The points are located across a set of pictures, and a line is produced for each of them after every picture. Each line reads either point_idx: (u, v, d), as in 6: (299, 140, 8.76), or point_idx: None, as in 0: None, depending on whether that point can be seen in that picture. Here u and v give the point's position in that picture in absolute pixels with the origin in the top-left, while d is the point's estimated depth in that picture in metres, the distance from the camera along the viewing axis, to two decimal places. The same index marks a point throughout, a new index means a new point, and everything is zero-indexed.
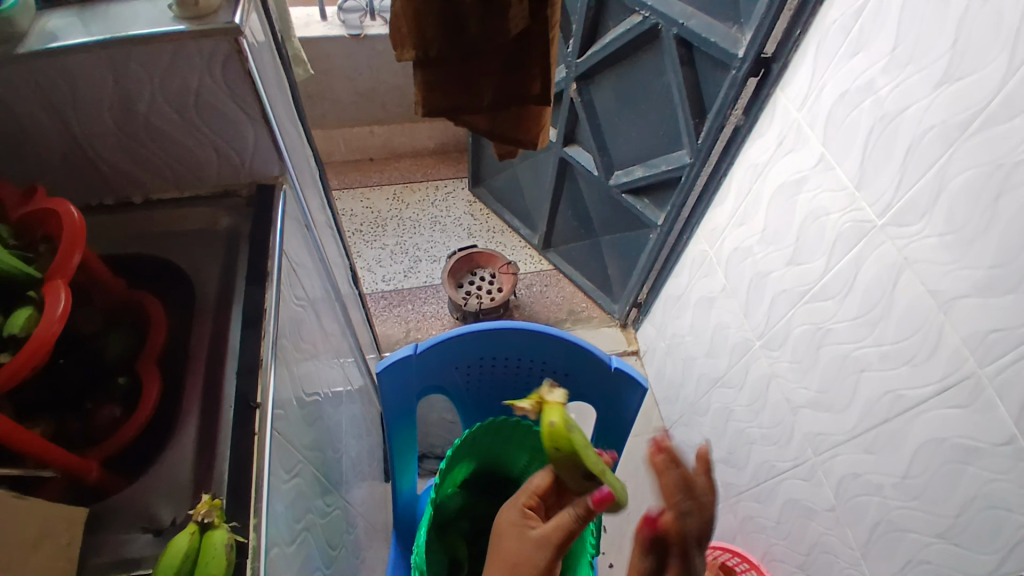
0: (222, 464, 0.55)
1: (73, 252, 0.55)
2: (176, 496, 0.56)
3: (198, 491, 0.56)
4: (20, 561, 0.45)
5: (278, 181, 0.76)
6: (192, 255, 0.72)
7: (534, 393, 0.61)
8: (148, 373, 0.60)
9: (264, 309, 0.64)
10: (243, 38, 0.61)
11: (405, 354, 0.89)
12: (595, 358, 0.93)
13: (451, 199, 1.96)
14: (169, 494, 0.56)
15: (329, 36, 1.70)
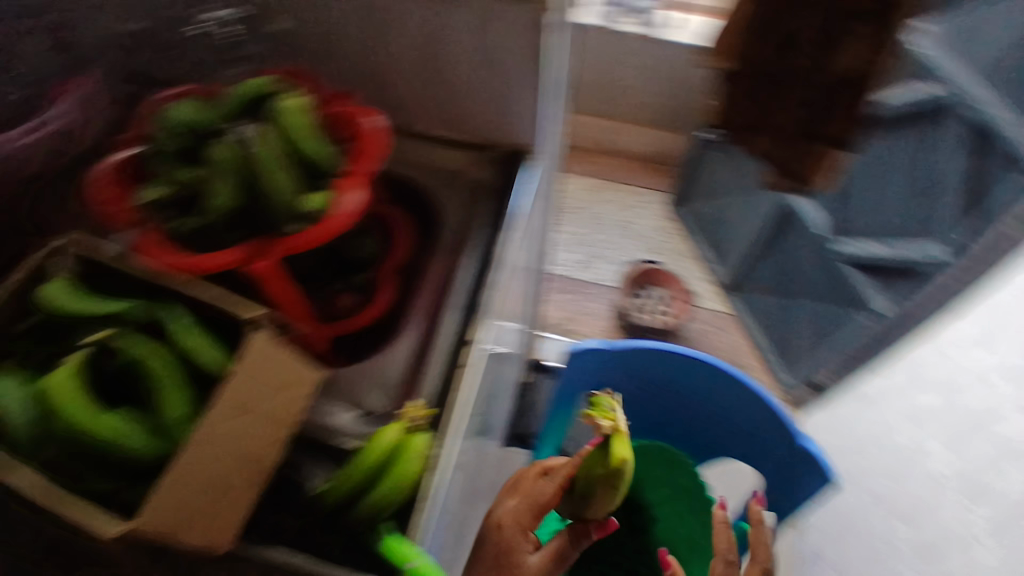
0: (430, 377, 0.65)
1: (370, 161, 0.58)
2: (384, 389, 0.66)
3: (404, 392, 0.65)
4: (264, 400, 0.50)
5: (527, 149, 0.80)
6: (438, 192, 0.78)
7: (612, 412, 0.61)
8: (384, 282, 0.70)
9: (496, 256, 0.72)
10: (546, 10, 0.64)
11: (602, 347, 0.91)
12: (777, 419, 0.91)
13: (646, 207, 1.81)
14: (379, 386, 0.66)
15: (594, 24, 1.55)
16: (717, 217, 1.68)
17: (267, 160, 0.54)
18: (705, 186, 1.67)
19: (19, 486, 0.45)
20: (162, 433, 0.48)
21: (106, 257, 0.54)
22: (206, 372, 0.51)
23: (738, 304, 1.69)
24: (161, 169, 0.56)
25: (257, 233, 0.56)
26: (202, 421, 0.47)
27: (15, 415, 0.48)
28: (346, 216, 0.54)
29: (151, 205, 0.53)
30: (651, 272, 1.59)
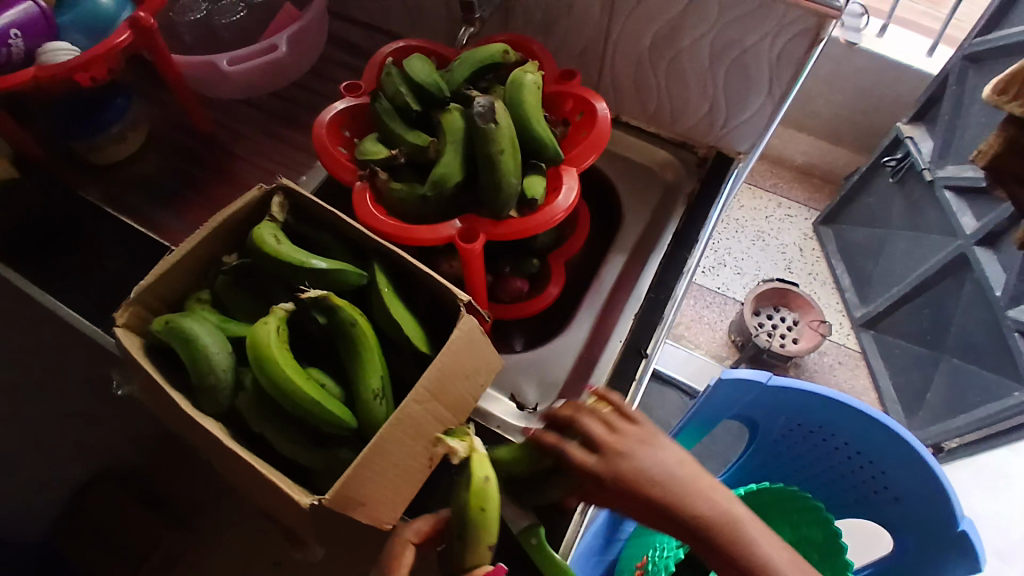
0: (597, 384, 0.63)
1: (591, 153, 0.58)
2: (544, 386, 0.64)
3: (565, 394, 0.64)
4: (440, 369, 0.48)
5: (738, 157, 0.75)
6: (632, 188, 0.75)
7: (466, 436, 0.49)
8: (556, 272, 0.70)
9: (683, 271, 0.68)
10: (833, 18, 0.57)
11: (756, 378, 0.72)
12: (947, 510, 0.70)
13: (789, 222, 1.63)
14: (540, 381, 0.65)
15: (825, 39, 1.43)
16: (874, 244, 1.47)
17: (500, 136, 0.52)
18: (865, 207, 1.48)
19: (215, 434, 0.44)
20: (358, 405, 0.48)
21: (320, 211, 0.55)
22: (411, 351, 0.51)
23: (869, 343, 1.45)
24: (389, 129, 0.58)
25: (468, 209, 0.56)
26: (404, 401, 0.46)
27: (213, 361, 0.47)
28: (559, 210, 0.54)
29: (375, 163, 0.56)
30: (788, 293, 1.44)
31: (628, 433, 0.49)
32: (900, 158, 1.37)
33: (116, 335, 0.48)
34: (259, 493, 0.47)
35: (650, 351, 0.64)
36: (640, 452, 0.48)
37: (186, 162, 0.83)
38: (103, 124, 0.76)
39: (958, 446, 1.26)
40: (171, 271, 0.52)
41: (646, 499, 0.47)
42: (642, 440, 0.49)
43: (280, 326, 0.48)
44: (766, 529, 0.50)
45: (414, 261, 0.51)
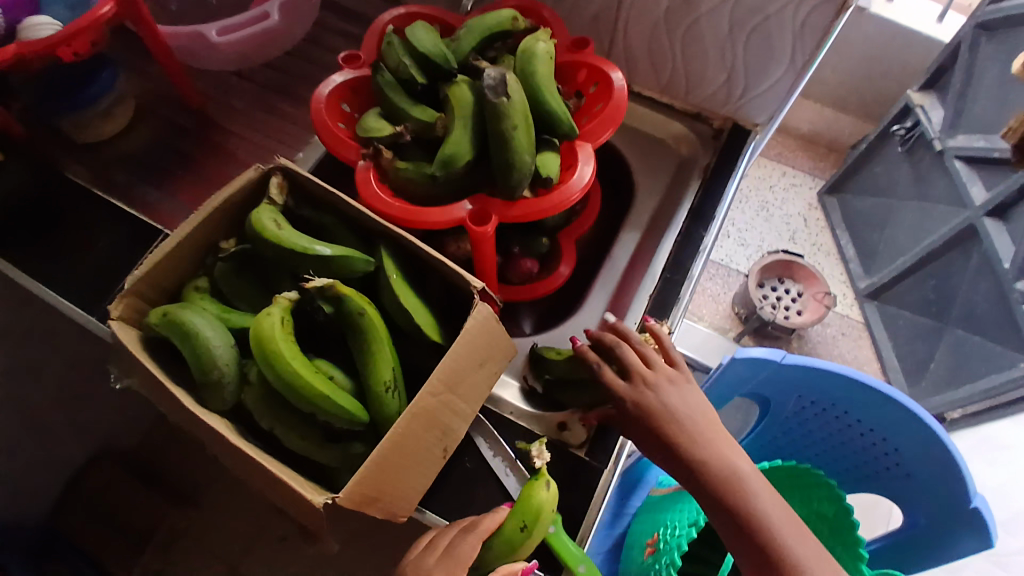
0: None
1: (607, 128, 0.55)
2: None
3: None
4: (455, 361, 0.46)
5: (755, 130, 0.72)
6: (644, 164, 0.72)
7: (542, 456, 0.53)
8: (566, 251, 0.67)
9: (699, 249, 0.66)
10: None
11: (771, 357, 0.70)
12: (960, 488, 0.69)
13: (793, 192, 1.60)
14: None
15: None
16: (880, 214, 1.44)
17: (513, 110, 0.49)
18: (872, 176, 1.45)
19: (222, 434, 0.43)
20: (370, 399, 0.46)
21: (322, 192, 0.52)
22: (423, 340, 0.48)
23: (872, 314, 1.44)
24: (393, 104, 0.54)
25: (479, 188, 0.53)
26: (417, 394, 0.44)
27: (215, 357, 0.44)
28: (576, 189, 0.51)
29: (380, 141, 0.53)
30: (794, 264, 1.41)
31: (662, 371, 0.54)
32: (910, 127, 1.32)
33: (113, 329, 0.46)
34: (267, 487, 0.46)
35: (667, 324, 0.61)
36: (667, 389, 0.53)
37: (177, 139, 0.80)
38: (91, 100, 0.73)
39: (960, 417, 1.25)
40: (166, 259, 0.49)
41: (658, 427, 0.52)
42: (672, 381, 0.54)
43: (284, 317, 0.46)
44: (761, 477, 0.54)
45: (423, 246, 0.48)
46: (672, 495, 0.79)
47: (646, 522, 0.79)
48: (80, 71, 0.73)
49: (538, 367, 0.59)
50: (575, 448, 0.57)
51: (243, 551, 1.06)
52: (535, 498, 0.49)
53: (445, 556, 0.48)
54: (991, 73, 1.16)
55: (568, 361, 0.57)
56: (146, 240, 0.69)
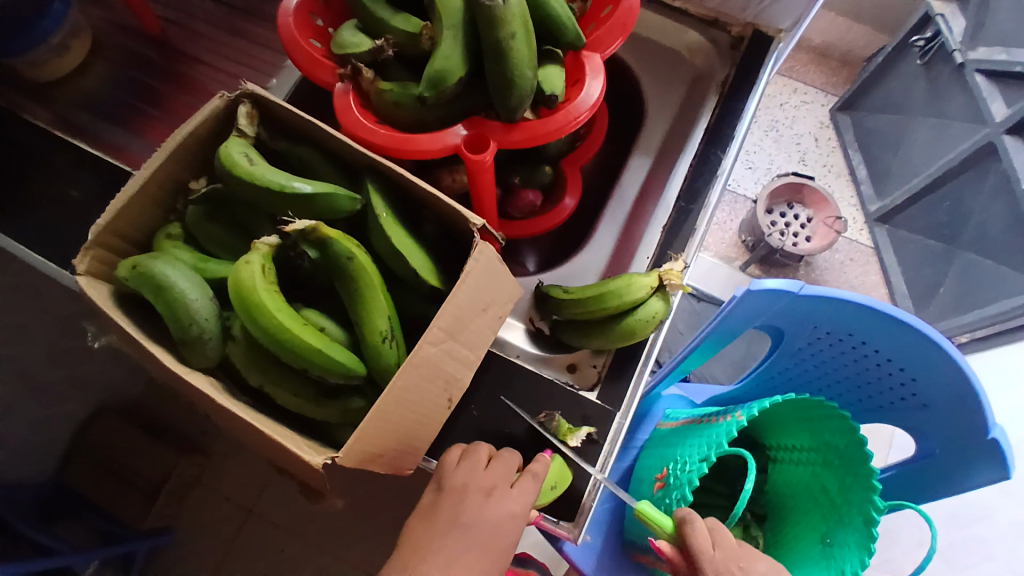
0: None
1: (619, 36, 0.48)
2: None
3: None
4: (460, 290, 0.42)
5: (778, 36, 0.63)
6: (654, 81, 0.66)
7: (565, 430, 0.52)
8: (572, 180, 0.62)
9: (717, 171, 0.60)
10: None
11: (788, 288, 0.66)
12: (978, 418, 0.67)
13: (804, 109, 1.51)
14: None
15: None
16: (896, 131, 1.35)
17: (509, 15, 0.42)
18: (888, 90, 1.36)
19: (208, 394, 0.39)
20: (366, 350, 0.42)
21: (299, 121, 0.46)
22: (422, 286, 0.44)
23: (882, 237, 1.39)
24: (372, 14, 0.47)
25: (474, 111, 0.47)
26: (417, 344, 0.40)
27: (193, 311, 0.40)
28: (583, 109, 0.45)
29: (359, 58, 0.47)
30: (803, 187, 1.35)
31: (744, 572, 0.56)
32: (930, 37, 1.23)
33: (79, 285, 0.41)
34: (262, 446, 0.44)
35: (683, 255, 0.57)
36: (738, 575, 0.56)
37: (138, 71, 0.73)
38: (42, 35, 0.66)
39: (967, 341, 1.23)
40: (129, 204, 0.44)
41: None
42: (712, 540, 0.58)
43: (265, 266, 0.41)
44: None
45: (417, 179, 0.43)
46: (680, 430, 0.78)
47: (654, 456, 0.79)
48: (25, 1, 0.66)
49: (545, 307, 0.56)
50: (586, 390, 0.54)
51: (256, 494, 1.08)
52: (560, 460, 0.52)
53: (512, 477, 0.49)
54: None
55: (579, 302, 0.52)
56: (114, 185, 0.64)
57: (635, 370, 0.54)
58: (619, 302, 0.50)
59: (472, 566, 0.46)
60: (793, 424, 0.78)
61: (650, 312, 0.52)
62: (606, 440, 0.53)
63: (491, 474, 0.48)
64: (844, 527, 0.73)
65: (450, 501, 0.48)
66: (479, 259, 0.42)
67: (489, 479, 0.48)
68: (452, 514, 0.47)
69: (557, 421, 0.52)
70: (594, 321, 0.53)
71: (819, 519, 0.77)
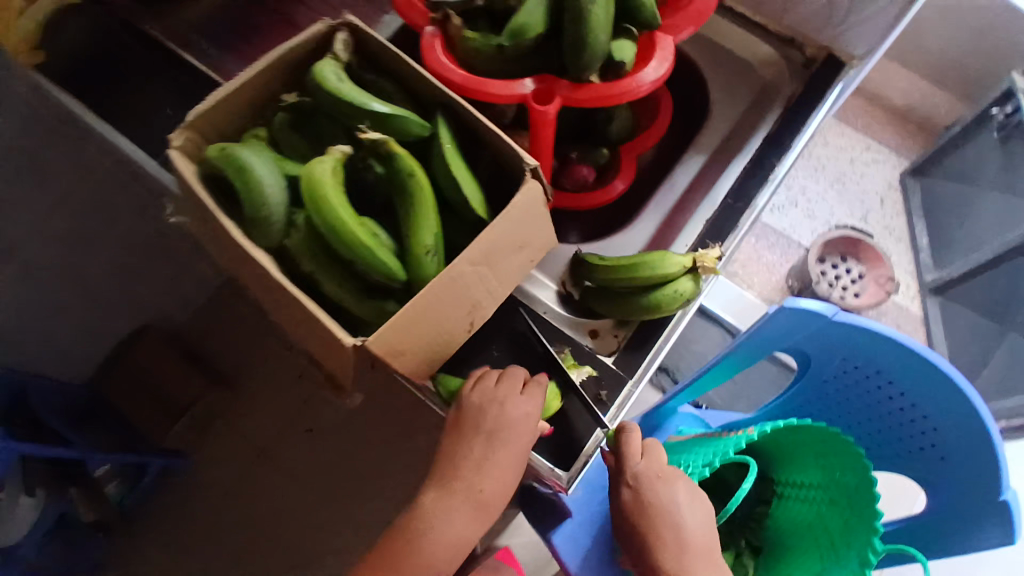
0: None
1: (691, 26, 0.52)
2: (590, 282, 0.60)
3: None
4: (503, 221, 0.45)
5: (850, 63, 0.66)
6: (721, 86, 0.68)
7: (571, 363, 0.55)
8: (626, 165, 0.65)
9: (769, 177, 0.62)
10: None
11: (823, 311, 0.65)
12: (996, 475, 0.65)
13: (873, 169, 1.50)
14: None
15: None
16: (964, 205, 1.33)
17: None
18: (961, 161, 1.34)
19: (264, 265, 0.43)
20: (408, 259, 0.45)
21: (386, 53, 0.50)
22: (469, 216, 0.47)
23: (933, 309, 1.35)
24: None
25: (545, 70, 0.51)
26: (458, 259, 0.44)
27: (267, 196, 0.45)
28: (646, 82, 0.49)
29: (451, 7, 0.51)
30: (860, 243, 1.34)
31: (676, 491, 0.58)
32: (1011, 113, 1.20)
33: (171, 158, 0.46)
34: (301, 332, 0.48)
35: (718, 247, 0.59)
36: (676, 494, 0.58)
37: (244, 1, 0.79)
38: None
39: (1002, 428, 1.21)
40: (226, 99, 0.48)
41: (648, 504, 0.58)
42: (659, 479, 0.58)
43: (336, 169, 0.45)
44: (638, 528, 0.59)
45: (482, 118, 0.47)
46: (687, 443, 0.78)
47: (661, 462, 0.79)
48: None
49: (578, 271, 0.57)
50: (603, 355, 0.57)
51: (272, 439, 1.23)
52: (554, 386, 0.55)
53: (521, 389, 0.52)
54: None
55: (612, 268, 0.54)
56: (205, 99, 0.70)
57: (653, 346, 0.56)
58: (649, 275, 0.52)
59: (502, 462, 0.51)
60: (804, 458, 0.77)
61: (680, 291, 0.53)
62: (614, 403, 0.55)
63: (500, 387, 0.51)
64: (839, 567, 0.73)
65: (470, 413, 0.52)
66: (525, 201, 0.45)
67: (499, 391, 0.51)
68: (474, 421, 0.52)
69: (562, 354, 0.56)
70: (620, 289, 0.55)
71: (813, 558, 0.77)
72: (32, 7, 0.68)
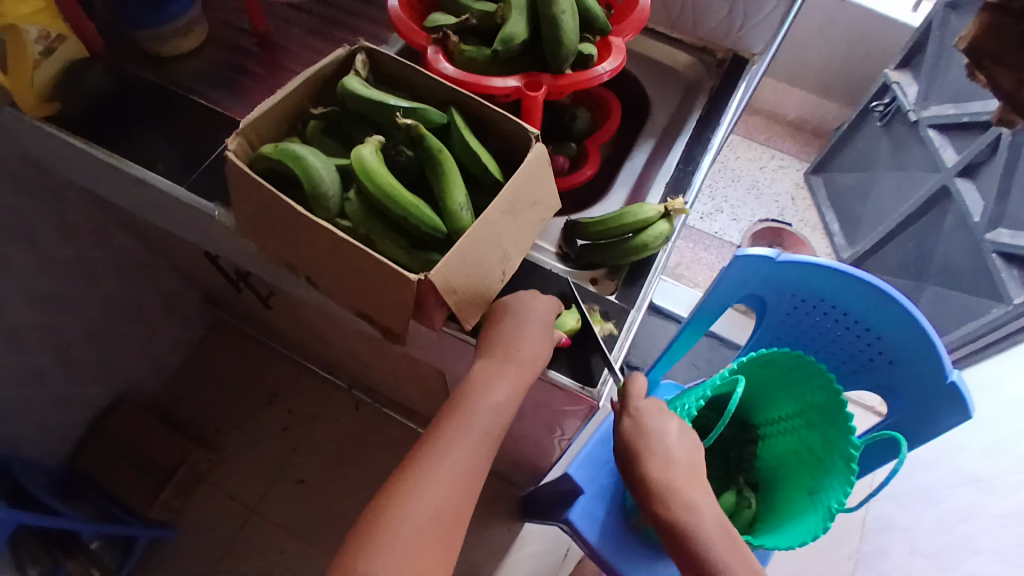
0: None
1: (632, 32, 0.66)
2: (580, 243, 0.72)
3: None
4: (523, 172, 0.56)
5: (752, 59, 0.83)
6: (657, 87, 0.84)
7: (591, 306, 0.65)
8: (592, 154, 0.77)
9: (709, 145, 0.77)
10: None
11: (768, 253, 0.79)
12: (936, 365, 0.79)
13: (781, 173, 1.74)
14: None
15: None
16: (862, 188, 1.57)
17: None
18: (852, 154, 1.59)
19: (328, 228, 0.52)
20: (446, 217, 0.55)
21: (397, 66, 0.61)
22: (488, 181, 0.58)
23: None
24: (458, 2, 0.65)
25: (529, 69, 0.64)
26: (490, 206, 0.54)
27: (320, 176, 0.54)
28: (605, 72, 0.62)
29: (448, 29, 0.64)
30: (782, 231, 1.53)
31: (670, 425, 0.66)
32: (888, 103, 1.46)
33: (230, 157, 0.54)
34: (351, 288, 0.56)
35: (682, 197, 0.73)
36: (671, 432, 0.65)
37: (237, 55, 0.87)
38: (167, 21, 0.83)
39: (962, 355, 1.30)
40: (271, 112, 0.58)
41: (641, 437, 0.66)
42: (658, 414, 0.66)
43: (376, 153, 0.56)
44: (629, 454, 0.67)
45: (488, 104, 0.58)
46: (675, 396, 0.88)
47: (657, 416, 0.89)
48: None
49: (572, 233, 0.69)
50: (606, 295, 0.68)
51: (261, 498, 1.30)
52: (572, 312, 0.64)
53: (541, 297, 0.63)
54: (952, 49, 1.27)
55: (600, 223, 0.66)
56: (215, 136, 0.78)
57: (645, 281, 0.68)
58: (632, 223, 0.65)
59: (532, 336, 0.60)
60: (780, 392, 0.89)
61: (658, 233, 0.65)
62: (623, 331, 0.65)
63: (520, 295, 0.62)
64: (830, 473, 0.82)
65: (501, 309, 0.62)
66: (536, 158, 0.57)
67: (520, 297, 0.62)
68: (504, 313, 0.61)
69: (591, 311, 0.65)
70: (610, 240, 0.67)
71: (806, 475, 0.86)
72: (47, 61, 0.75)
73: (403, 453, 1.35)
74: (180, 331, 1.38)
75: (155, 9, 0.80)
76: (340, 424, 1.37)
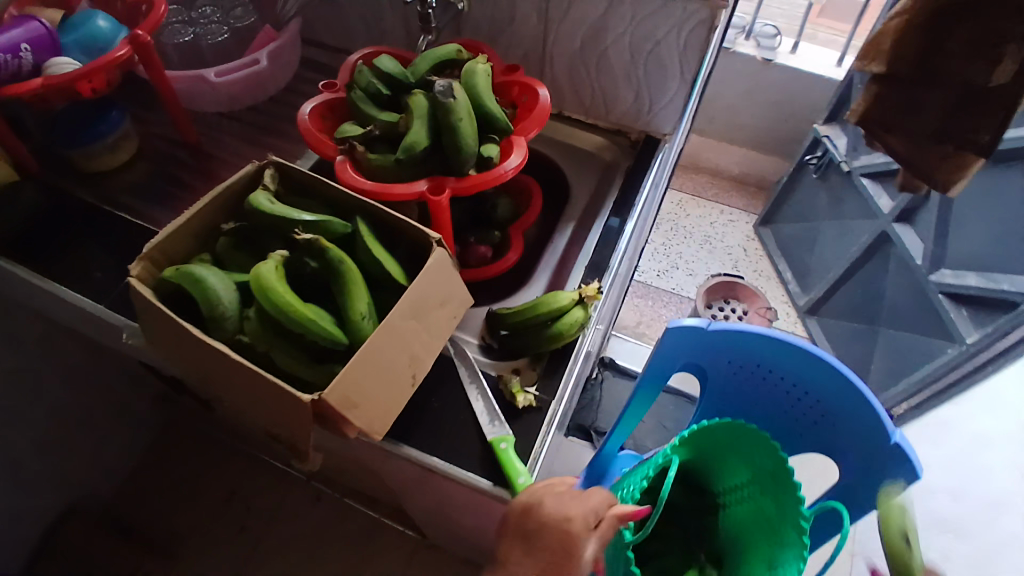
0: None
1: (535, 127, 0.69)
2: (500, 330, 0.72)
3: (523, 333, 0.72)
4: (417, 282, 0.56)
5: (664, 138, 0.87)
6: (576, 170, 0.87)
7: (516, 387, 0.65)
8: (514, 241, 0.79)
9: (625, 224, 0.79)
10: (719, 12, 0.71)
11: (699, 323, 0.80)
12: (876, 424, 0.78)
13: (732, 227, 1.78)
14: None
15: (744, 56, 1.59)
16: (808, 238, 1.62)
17: (459, 108, 0.64)
18: (794, 205, 1.64)
19: (225, 349, 0.52)
20: (348, 326, 0.55)
21: (306, 179, 0.63)
22: (393, 286, 0.59)
23: (816, 328, 1.60)
24: (364, 113, 0.68)
25: (434, 171, 0.66)
26: (391, 313, 0.54)
27: (219, 295, 0.54)
28: (509, 168, 0.64)
29: (354, 138, 0.66)
30: (735, 285, 1.55)
31: None
32: (821, 155, 1.52)
33: (131, 284, 0.55)
34: (257, 407, 0.55)
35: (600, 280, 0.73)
36: None
37: (169, 165, 0.89)
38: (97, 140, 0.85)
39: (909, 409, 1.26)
40: (178, 232, 0.59)
41: None
42: None
43: (279, 267, 0.56)
44: None
45: (390, 210, 0.60)
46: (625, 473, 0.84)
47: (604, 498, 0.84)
48: (97, 111, 0.83)
49: (493, 325, 0.70)
50: (528, 386, 0.67)
51: None
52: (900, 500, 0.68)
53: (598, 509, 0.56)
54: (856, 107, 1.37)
55: (517, 312, 0.67)
56: (140, 246, 0.79)
57: (566, 368, 0.68)
58: (548, 311, 0.65)
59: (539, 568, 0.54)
60: (730, 459, 0.86)
61: (575, 321, 0.66)
62: (546, 416, 0.64)
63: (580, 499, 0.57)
64: (786, 545, 0.77)
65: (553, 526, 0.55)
66: (439, 260, 0.58)
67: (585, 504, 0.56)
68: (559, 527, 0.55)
69: (511, 382, 0.65)
70: (528, 328, 0.67)
71: (763, 549, 0.81)
72: None
73: (366, 548, 1.29)
74: (132, 434, 1.34)
75: (85, 130, 0.82)
76: (300, 519, 1.32)
